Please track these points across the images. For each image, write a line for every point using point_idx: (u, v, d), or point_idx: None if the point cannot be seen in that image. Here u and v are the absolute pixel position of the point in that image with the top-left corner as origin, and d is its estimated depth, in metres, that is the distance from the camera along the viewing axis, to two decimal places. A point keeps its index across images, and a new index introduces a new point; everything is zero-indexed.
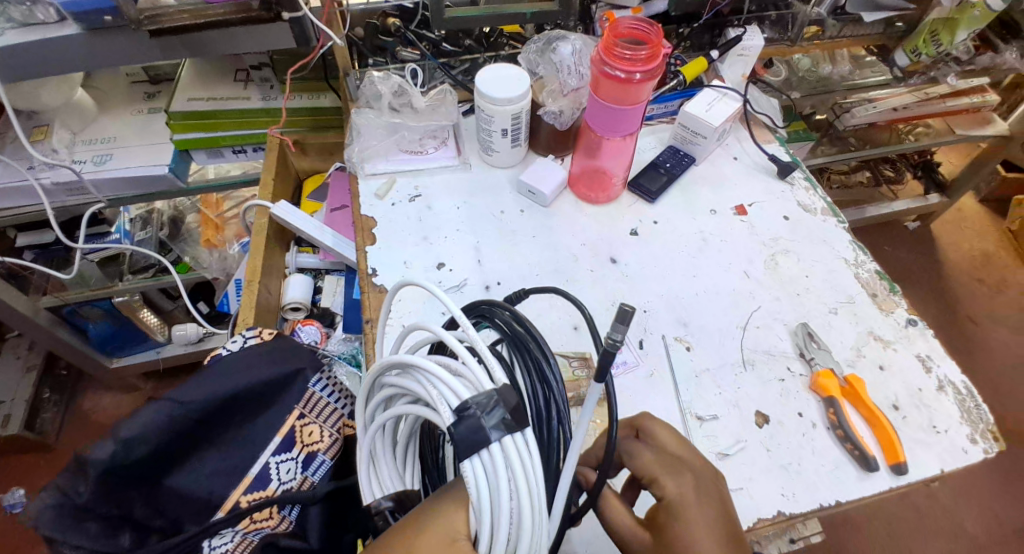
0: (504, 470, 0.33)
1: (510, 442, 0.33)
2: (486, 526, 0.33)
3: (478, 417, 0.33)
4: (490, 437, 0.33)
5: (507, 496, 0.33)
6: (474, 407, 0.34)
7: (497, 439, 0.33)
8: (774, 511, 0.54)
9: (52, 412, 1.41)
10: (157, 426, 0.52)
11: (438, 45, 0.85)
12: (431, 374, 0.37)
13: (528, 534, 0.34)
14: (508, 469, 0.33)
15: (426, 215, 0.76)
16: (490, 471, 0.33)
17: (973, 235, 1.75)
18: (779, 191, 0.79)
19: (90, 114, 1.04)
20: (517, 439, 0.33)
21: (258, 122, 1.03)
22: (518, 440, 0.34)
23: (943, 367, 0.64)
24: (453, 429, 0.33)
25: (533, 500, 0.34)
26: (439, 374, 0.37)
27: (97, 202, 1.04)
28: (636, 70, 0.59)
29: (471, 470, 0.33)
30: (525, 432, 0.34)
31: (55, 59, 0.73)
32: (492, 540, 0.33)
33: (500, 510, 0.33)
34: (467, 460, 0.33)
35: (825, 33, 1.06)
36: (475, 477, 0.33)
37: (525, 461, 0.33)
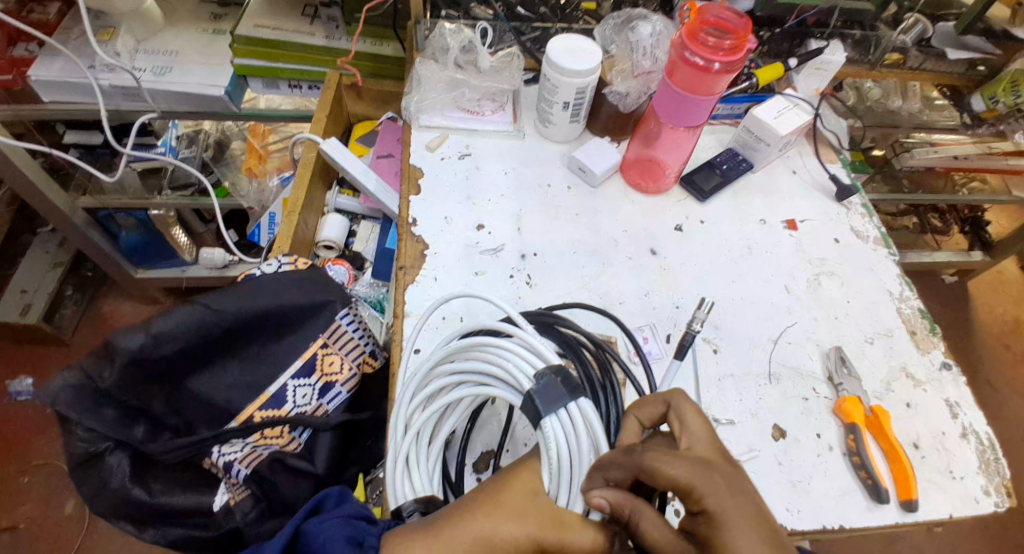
0: (580, 425, 0.43)
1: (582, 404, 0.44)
2: (568, 479, 0.42)
3: (554, 386, 0.44)
4: (569, 397, 0.44)
5: (585, 448, 0.43)
6: (550, 376, 0.45)
7: (572, 399, 0.44)
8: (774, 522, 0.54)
9: (71, 310, 1.46)
10: (187, 329, 0.54)
11: (512, 8, 0.84)
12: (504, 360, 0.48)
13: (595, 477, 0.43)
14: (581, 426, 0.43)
15: (473, 175, 0.76)
16: (568, 428, 0.43)
17: (1007, 300, 1.70)
18: (833, 213, 0.77)
19: (157, 25, 1.05)
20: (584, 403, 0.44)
21: (320, 58, 1.04)
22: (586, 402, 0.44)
23: (970, 415, 0.62)
24: (536, 393, 0.44)
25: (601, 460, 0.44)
26: (512, 354, 0.48)
27: (151, 112, 1.06)
28: (715, 59, 0.58)
29: (553, 428, 0.43)
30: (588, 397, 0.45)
31: None
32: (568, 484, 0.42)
33: (577, 472, 0.42)
34: (551, 418, 0.43)
35: (906, 63, 1.00)
36: (557, 433, 0.43)
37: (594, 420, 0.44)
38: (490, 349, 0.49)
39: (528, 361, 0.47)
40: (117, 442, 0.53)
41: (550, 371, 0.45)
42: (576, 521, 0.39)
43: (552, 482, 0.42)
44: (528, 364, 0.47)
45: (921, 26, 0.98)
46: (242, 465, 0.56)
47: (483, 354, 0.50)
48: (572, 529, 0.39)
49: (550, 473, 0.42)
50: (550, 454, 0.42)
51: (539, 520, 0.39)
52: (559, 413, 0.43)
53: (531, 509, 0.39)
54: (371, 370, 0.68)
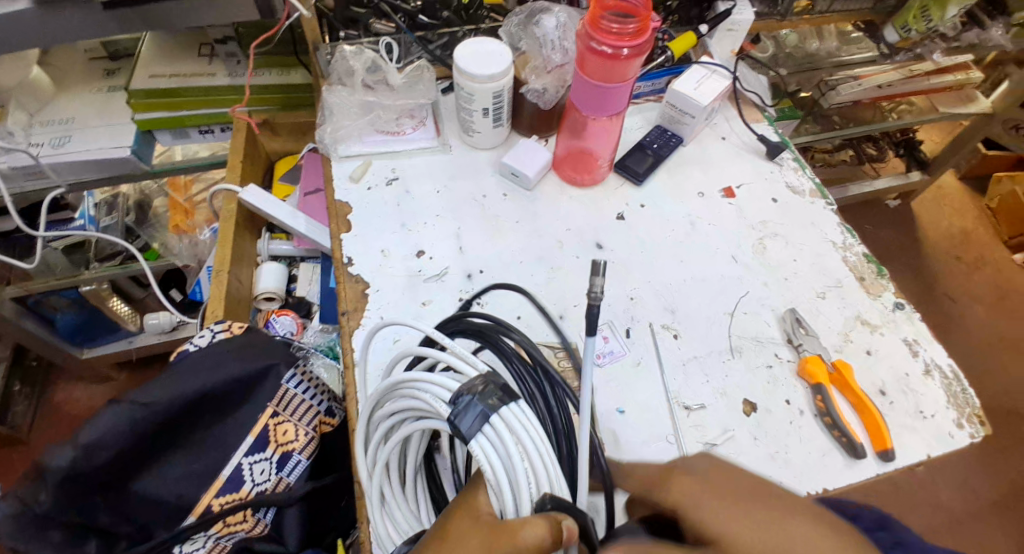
0: (513, 439, 0.37)
1: (508, 414, 0.37)
2: (510, 499, 0.36)
3: (470, 405, 0.38)
4: (489, 409, 0.37)
5: (521, 460, 0.36)
6: (468, 391, 0.39)
7: (495, 412, 0.37)
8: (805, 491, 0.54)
9: (24, 406, 1.36)
10: (118, 430, 0.49)
11: (413, 17, 0.80)
12: (422, 384, 0.42)
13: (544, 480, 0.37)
14: (516, 440, 0.37)
15: (405, 201, 0.73)
16: (498, 443, 0.37)
17: (952, 213, 1.76)
18: (767, 171, 0.77)
19: (47, 94, 0.97)
20: (512, 411, 0.38)
21: (223, 100, 0.98)
22: (517, 410, 0.38)
23: (930, 351, 0.63)
24: (455, 416, 0.37)
25: (547, 466, 0.37)
26: (430, 381, 0.42)
27: (57, 187, 0.98)
28: (623, 45, 0.56)
29: (482, 447, 0.37)
30: (519, 402, 0.39)
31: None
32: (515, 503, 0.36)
33: (519, 486, 0.36)
34: (475, 439, 0.37)
35: (814, 8, 1.01)
36: (488, 454, 0.37)
37: (529, 429, 0.38)
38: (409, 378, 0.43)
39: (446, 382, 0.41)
40: None
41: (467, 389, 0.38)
42: (523, 523, 0.33)
43: (499, 501, 0.36)
44: (446, 386, 0.41)
45: None
46: None
47: (406, 388, 0.44)
48: (520, 525, 0.33)
49: (494, 492, 0.37)
50: (487, 476, 0.37)
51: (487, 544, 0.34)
52: (485, 427, 0.37)
53: (477, 534, 0.34)
54: (331, 428, 0.65)
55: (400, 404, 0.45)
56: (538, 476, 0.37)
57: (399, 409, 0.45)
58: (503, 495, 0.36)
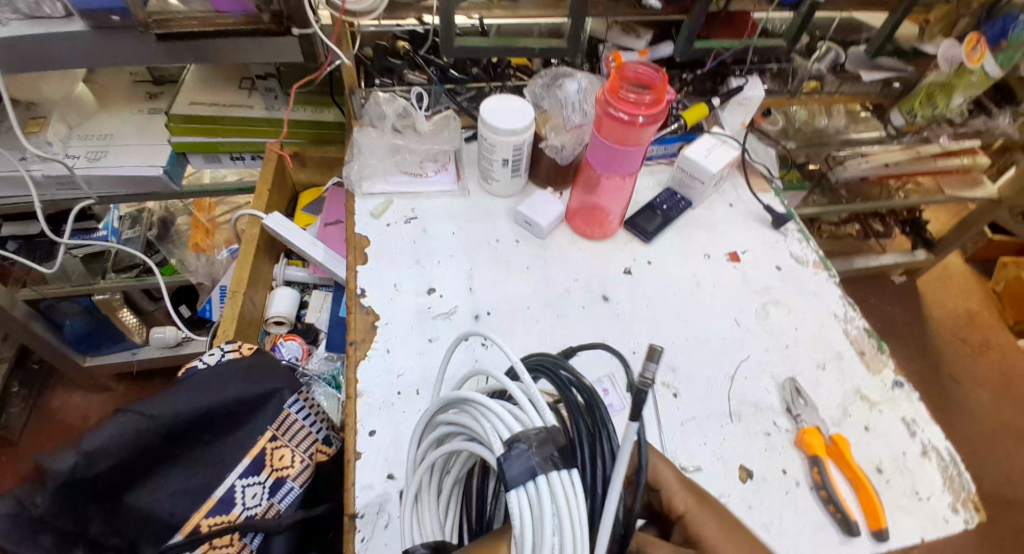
0: (550, 503, 0.31)
1: (557, 479, 0.32)
2: None
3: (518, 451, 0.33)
4: (537, 469, 0.32)
5: (552, 534, 0.31)
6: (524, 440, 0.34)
7: (542, 471, 0.32)
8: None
9: (19, 407, 1.36)
10: (121, 440, 0.50)
11: (444, 70, 0.85)
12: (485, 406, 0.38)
13: None
14: (554, 507, 0.31)
15: (421, 239, 0.75)
16: (535, 503, 0.32)
17: (957, 294, 1.78)
18: (773, 240, 0.79)
19: (89, 109, 1.03)
20: (561, 478, 0.32)
21: (258, 131, 1.03)
22: (569, 478, 0.32)
23: (928, 432, 0.63)
24: (501, 460, 0.33)
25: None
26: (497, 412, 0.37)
27: (87, 198, 1.03)
28: (639, 113, 0.60)
29: (516, 500, 0.32)
30: (573, 472, 0.32)
31: (53, 58, 0.74)
32: None
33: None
34: (511, 491, 0.32)
35: (823, 88, 1.05)
36: (521, 507, 0.32)
37: (573, 505, 0.31)
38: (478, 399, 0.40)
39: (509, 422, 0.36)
40: None
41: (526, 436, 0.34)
42: None
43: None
44: (504, 421, 0.36)
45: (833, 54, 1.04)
46: None
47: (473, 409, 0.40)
48: None
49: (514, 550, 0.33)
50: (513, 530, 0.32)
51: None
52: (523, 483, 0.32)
53: None
54: (326, 457, 0.66)
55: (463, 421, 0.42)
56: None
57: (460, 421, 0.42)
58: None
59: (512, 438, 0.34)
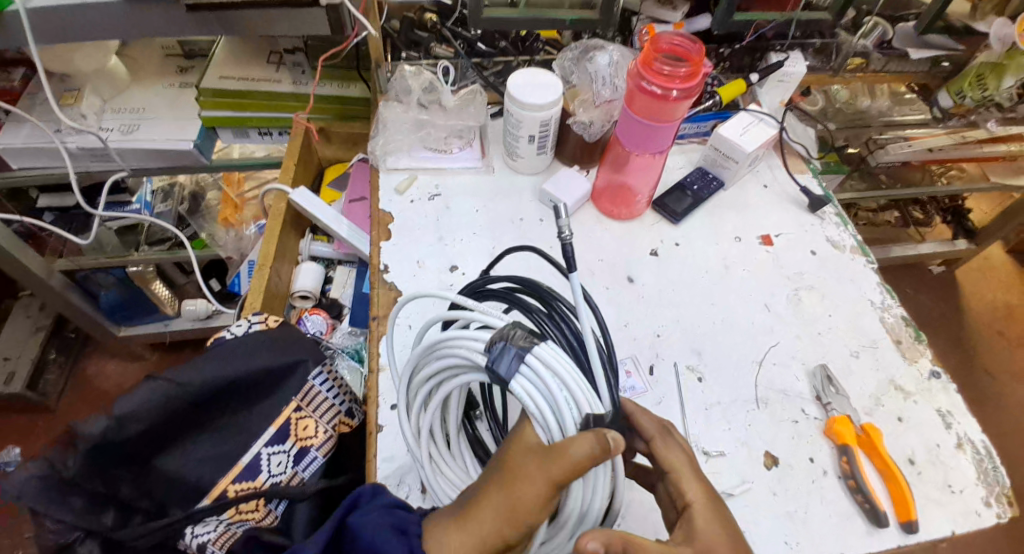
0: (548, 371, 0.38)
1: (539, 351, 0.38)
2: (554, 427, 0.37)
3: (500, 351, 0.38)
4: (523, 351, 0.38)
5: (560, 390, 0.37)
6: (500, 338, 0.39)
7: (527, 351, 0.38)
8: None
9: (56, 373, 1.41)
10: (151, 405, 0.51)
11: (473, 44, 0.84)
12: (453, 345, 0.43)
13: (582, 404, 0.37)
14: (552, 372, 0.38)
15: (445, 216, 0.75)
16: (535, 379, 0.38)
17: (998, 286, 1.70)
18: (807, 223, 0.76)
19: (122, 83, 1.04)
20: (543, 348, 0.38)
21: (285, 105, 1.03)
22: (548, 346, 0.39)
23: (963, 424, 0.61)
24: (493, 363, 0.38)
25: (582, 390, 0.38)
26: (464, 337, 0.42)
27: (120, 171, 1.05)
28: (673, 88, 0.58)
29: (522, 386, 0.38)
30: (546, 340, 0.39)
31: (82, 26, 0.74)
32: (558, 428, 0.37)
33: (559, 414, 0.37)
34: (513, 380, 0.38)
35: (869, 66, 1.00)
36: (525, 388, 0.38)
37: (560, 360, 0.38)
38: (445, 338, 0.44)
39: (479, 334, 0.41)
40: (87, 531, 0.47)
41: (495, 335, 0.39)
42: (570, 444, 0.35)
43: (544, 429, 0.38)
44: (474, 340, 0.41)
45: (879, 30, 0.97)
46: (215, 546, 0.50)
47: (442, 354, 0.44)
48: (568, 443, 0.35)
49: (539, 425, 0.38)
50: (531, 409, 0.38)
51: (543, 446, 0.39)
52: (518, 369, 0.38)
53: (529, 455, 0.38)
54: (349, 430, 0.67)
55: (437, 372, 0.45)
56: (576, 401, 0.38)
57: (435, 372, 0.46)
58: (548, 424, 0.38)
59: (488, 344, 0.39)
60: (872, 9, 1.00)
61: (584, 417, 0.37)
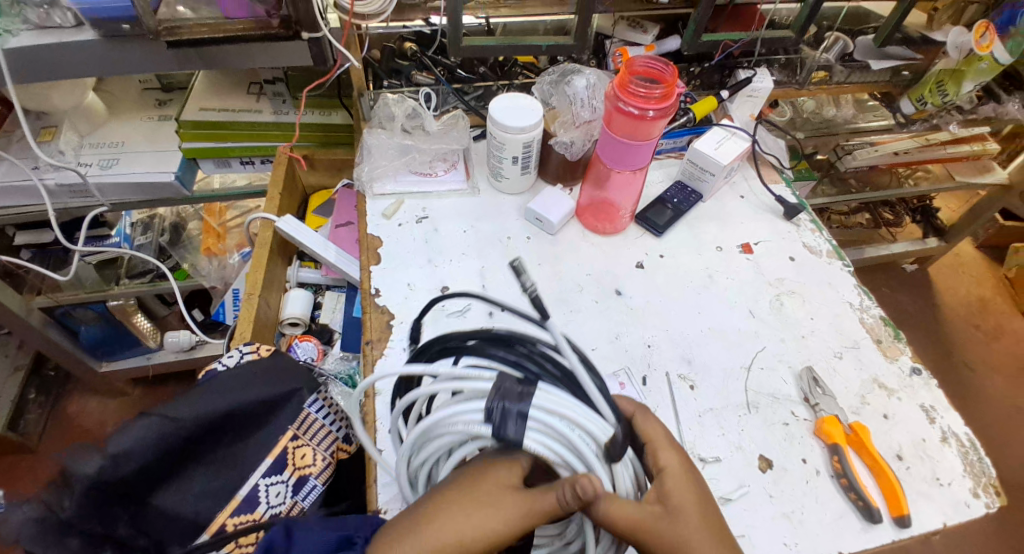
0: (555, 416, 0.41)
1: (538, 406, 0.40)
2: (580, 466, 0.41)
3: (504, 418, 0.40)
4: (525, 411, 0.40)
5: (571, 432, 0.40)
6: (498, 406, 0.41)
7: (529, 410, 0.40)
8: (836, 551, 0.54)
9: (36, 413, 1.37)
10: (145, 442, 0.51)
11: (452, 71, 0.86)
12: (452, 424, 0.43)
13: (595, 432, 0.41)
14: (560, 418, 0.40)
15: (434, 238, 0.76)
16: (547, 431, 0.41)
17: (970, 281, 1.76)
18: (784, 231, 0.79)
19: (100, 119, 1.04)
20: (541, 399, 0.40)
21: (268, 135, 1.03)
22: (544, 393, 0.41)
23: (947, 418, 0.63)
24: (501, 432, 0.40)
25: (590, 421, 0.41)
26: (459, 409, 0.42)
27: (100, 206, 1.04)
28: (649, 108, 0.60)
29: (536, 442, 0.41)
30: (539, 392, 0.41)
31: (56, 63, 0.74)
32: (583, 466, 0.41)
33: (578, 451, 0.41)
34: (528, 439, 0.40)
35: (831, 79, 1.04)
36: (540, 439, 0.41)
37: (561, 406, 0.40)
38: (437, 421, 0.44)
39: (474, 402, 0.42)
40: None
41: (492, 400, 0.41)
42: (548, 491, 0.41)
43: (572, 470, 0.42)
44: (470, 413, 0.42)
45: (840, 44, 1.03)
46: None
47: (439, 430, 0.44)
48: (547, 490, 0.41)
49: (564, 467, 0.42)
50: (554, 455, 0.41)
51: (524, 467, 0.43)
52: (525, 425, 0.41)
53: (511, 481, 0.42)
54: (346, 455, 0.67)
55: (435, 446, 0.46)
56: (589, 432, 0.41)
57: (435, 446, 0.46)
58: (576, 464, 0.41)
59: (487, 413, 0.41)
60: (832, 25, 1.07)
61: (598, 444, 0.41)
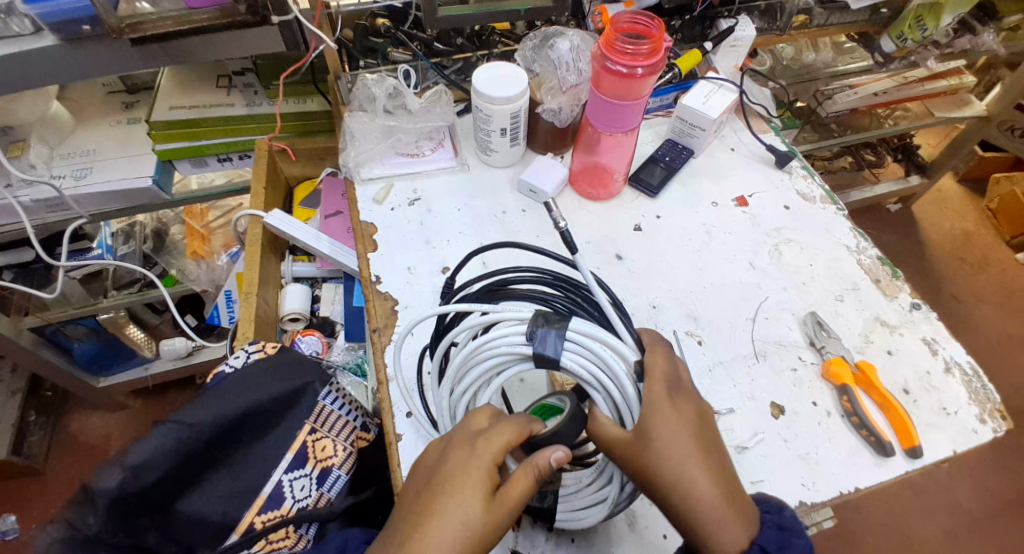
0: (589, 337, 0.46)
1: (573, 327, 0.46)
2: (616, 384, 0.46)
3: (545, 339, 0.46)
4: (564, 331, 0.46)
5: (606, 349, 0.46)
6: (538, 326, 0.46)
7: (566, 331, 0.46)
8: (851, 487, 0.56)
9: (38, 435, 1.34)
10: (166, 451, 0.50)
11: (429, 45, 0.84)
12: (493, 352, 0.48)
13: (625, 353, 0.46)
14: (595, 338, 0.46)
15: (428, 219, 0.75)
16: (585, 351, 0.46)
17: (953, 216, 1.79)
18: (777, 180, 0.79)
19: (67, 128, 1.00)
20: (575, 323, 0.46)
21: (244, 128, 1.00)
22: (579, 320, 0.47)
23: (950, 349, 0.65)
24: (542, 348, 0.45)
25: (621, 343, 0.46)
26: (499, 334, 0.48)
27: (79, 218, 1.00)
28: (638, 64, 0.59)
29: (575, 361, 0.46)
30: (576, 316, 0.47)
31: (14, 71, 0.70)
32: (620, 384, 0.46)
33: (614, 368, 0.45)
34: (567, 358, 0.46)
35: (812, 22, 1.03)
36: (577, 360, 0.46)
37: (595, 328, 0.46)
38: (480, 346, 0.49)
39: (515, 328, 0.48)
40: None
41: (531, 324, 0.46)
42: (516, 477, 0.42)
43: (610, 390, 0.46)
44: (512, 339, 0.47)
45: None
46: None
47: (481, 358, 0.49)
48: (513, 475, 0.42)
49: (601, 389, 0.46)
50: (593, 376, 0.46)
51: (496, 460, 0.42)
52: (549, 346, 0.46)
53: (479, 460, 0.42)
54: (366, 443, 0.67)
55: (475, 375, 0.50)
56: (619, 352, 0.46)
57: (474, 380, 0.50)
58: (615, 384, 0.46)
59: (529, 335, 0.46)
60: None
61: (630, 363, 0.46)
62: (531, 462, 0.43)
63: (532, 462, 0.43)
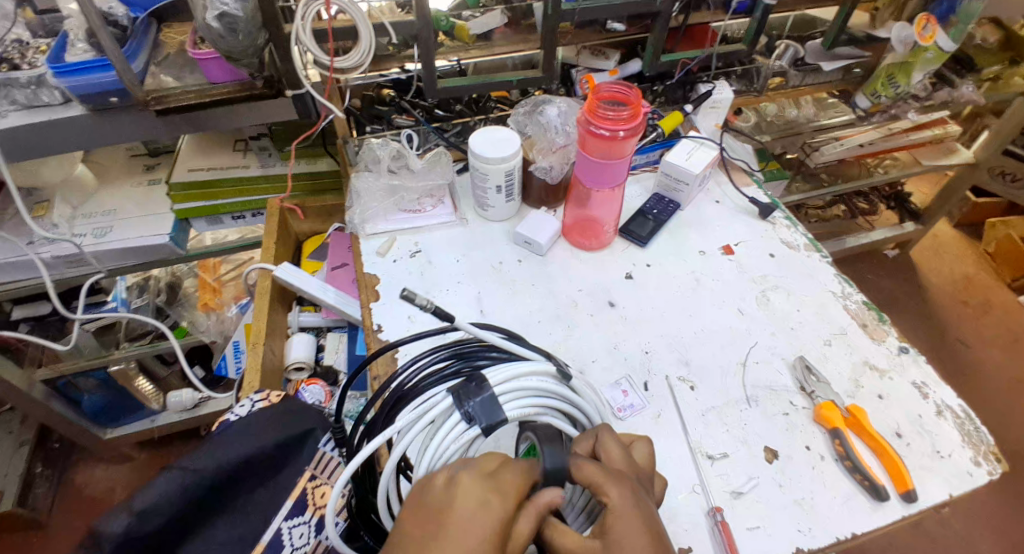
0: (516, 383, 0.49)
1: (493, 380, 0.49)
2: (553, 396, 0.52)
3: (484, 409, 0.47)
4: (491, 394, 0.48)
5: (532, 380, 0.50)
6: (472, 405, 0.47)
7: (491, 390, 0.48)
8: (848, 533, 0.56)
9: (43, 488, 1.34)
10: (171, 496, 0.52)
11: (430, 111, 0.91)
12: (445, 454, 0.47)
13: (541, 371, 0.51)
14: (518, 375, 0.50)
15: (427, 270, 0.79)
16: (517, 395, 0.50)
17: (951, 260, 1.81)
18: (762, 230, 0.83)
19: (92, 189, 1.06)
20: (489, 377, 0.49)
21: (259, 188, 1.07)
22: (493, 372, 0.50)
23: (940, 393, 0.66)
24: (490, 419, 0.47)
25: (537, 369, 0.51)
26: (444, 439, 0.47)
27: (98, 273, 1.05)
28: (620, 129, 0.64)
29: (519, 406, 0.49)
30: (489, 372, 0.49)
31: (45, 139, 0.77)
32: (557, 396, 0.52)
33: (548, 391, 0.51)
34: (513, 408, 0.49)
35: (787, 84, 1.10)
36: (521, 408, 0.49)
37: (512, 370, 0.50)
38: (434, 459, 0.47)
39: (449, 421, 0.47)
40: None
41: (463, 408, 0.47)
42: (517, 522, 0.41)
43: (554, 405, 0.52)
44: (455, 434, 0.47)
45: (792, 50, 1.08)
46: None
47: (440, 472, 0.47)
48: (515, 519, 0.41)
49: (547, 410, 0.52)
50: (538, 403, 0.51)
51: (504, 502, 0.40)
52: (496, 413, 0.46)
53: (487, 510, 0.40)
54: None
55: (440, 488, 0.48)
56: (538, 374, 0.51)
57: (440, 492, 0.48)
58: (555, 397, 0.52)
59: (466, 418, 0.47)
60: (781, 34, 1.13)
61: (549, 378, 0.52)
62: (535, 503, 0.42)
63: (535, 502, 0.42)
